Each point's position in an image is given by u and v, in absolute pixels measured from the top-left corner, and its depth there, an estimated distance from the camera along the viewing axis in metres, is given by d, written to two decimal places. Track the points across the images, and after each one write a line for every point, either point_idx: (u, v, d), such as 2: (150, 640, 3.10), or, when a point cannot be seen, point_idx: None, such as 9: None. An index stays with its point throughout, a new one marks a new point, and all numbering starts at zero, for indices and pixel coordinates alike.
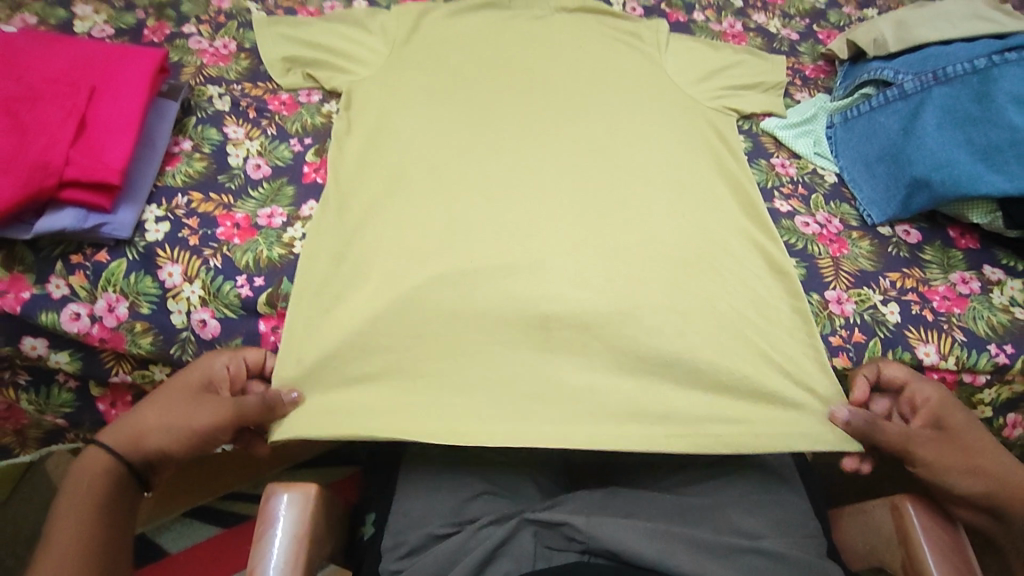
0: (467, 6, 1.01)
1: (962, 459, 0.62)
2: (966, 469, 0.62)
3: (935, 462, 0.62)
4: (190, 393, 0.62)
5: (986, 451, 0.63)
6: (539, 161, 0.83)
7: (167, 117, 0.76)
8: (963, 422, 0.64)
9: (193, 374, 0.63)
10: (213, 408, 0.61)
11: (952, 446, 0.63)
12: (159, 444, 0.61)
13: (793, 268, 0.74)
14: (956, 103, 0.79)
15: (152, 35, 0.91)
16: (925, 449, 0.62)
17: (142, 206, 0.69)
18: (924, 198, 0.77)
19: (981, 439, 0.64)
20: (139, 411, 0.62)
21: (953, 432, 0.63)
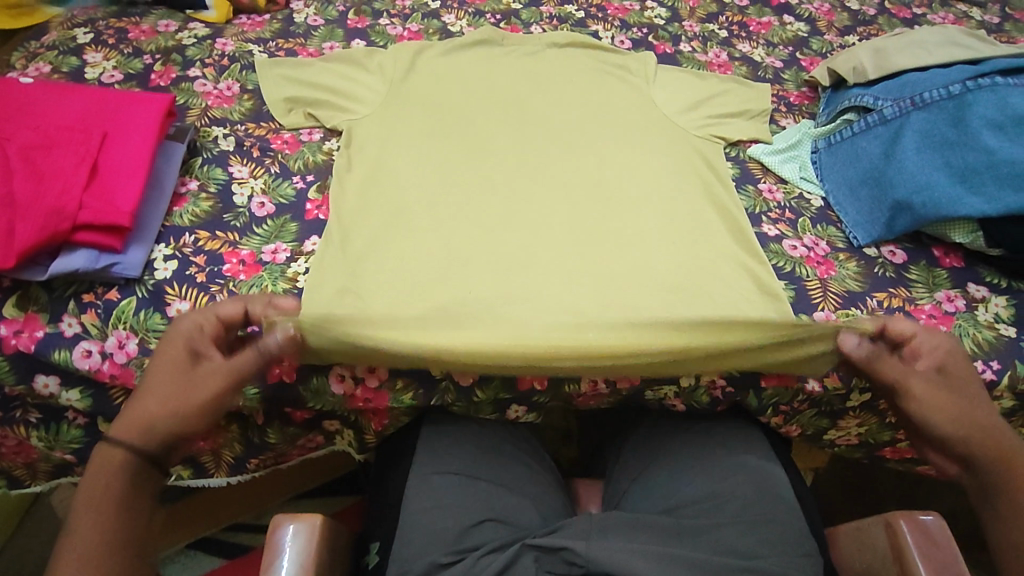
0: (461, 45, 1.07)
1: (954, 406, 0.63)
2: (951, 417, 0.63)
3: (925, 403, 0.64)
4: (182, 370, 0.60)
5: (982, 404, 0.63)
6: (534, 191, 0.86)
7: (174, 159, 0.79)
8: (962, 375, 0.64)
9: (174, 350, 0.60)
10: (211, 378, 0.60)
11: (948, 391, 0.64)
12: (175, 426, 0.59)
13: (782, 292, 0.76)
14: (934, 128, 0.82)
15: (159, 79, 0.95)
16: (918, 387, 0.64)
17: (151, 245, 0.71)
18: (907, 219, 0.79)
19: (980, 395, 0.64)
20: (135, 404, 0.58)
21: (953, 381, 0.64)
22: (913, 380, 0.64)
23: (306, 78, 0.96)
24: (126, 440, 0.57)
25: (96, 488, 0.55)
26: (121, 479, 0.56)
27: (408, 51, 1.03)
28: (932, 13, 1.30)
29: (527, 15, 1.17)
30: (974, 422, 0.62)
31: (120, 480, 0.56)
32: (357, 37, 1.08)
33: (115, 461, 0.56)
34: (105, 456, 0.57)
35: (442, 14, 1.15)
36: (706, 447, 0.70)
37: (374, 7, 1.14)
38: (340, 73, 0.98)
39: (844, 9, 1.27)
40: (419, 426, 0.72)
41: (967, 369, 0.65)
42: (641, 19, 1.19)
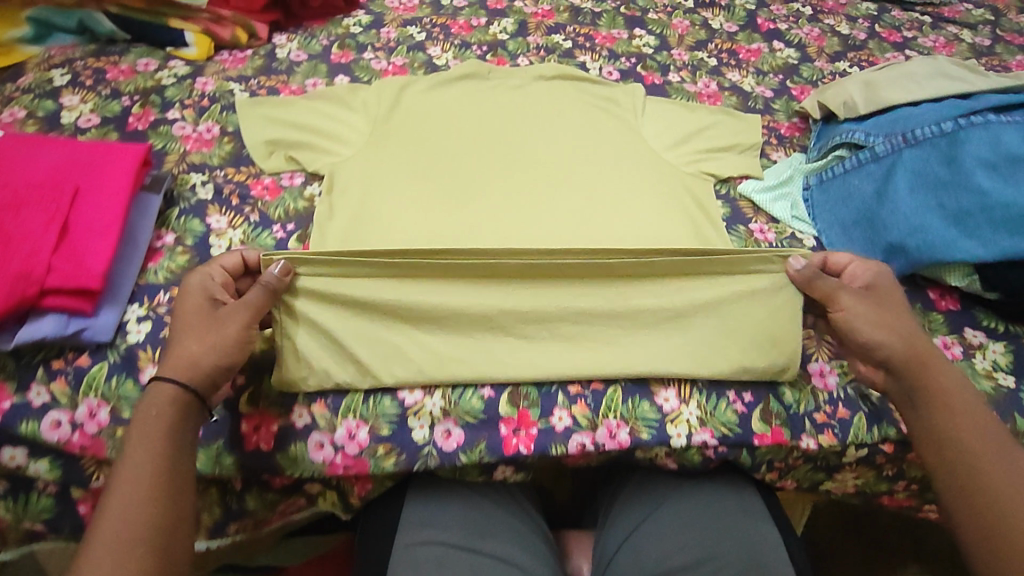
0: (446, 79, 1.05)
1: (877, 315, 0.66)
2: (881, 324, 0.65)
3: (854, 313, 0.66)
4: (207, 314, 0.63)
5: (906, 318, 0.67)
6: (520, 234, 0.84)
7: (149, 211, 0.77)
8: (890, 295, 0.68)
9: (194, 301, 0.64)
10: (232, 313, 0.63)
11: (874, 304, 0.67)
12: (216, 361, 0.61)
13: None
14: (927, 166, 0.80)
15: (137, 122, 0.93)
16: (850, 296, 0.66)
17: (124, 306, 0.69)
18: (901, 262, 0.78)
19: (903, 310, 0.68)
20: (174, 349, 0.61)
21: (877, 295, 0.68)
22: (846, 291, 0.67)
23: (288, 117, 0.94)
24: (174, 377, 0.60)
25: (146, 425, 0.58)
26: (171, 413, 0.59)
27: (392, 86, 1.01)
28: (922, 36, 1.29)
29: (513, 46, 1.15)
30: (895, 329, 0.66)
31: (169, 418, 0.59)
32: (340, 72, 1.07)
33: (164, 394, 0.59)
34: (153, 397, 0.59)
35: (428, 47, 1.13)
36: (698, 508, 0.69)
37: (358, 41, 1.13)
38: (322, 111, 0.96)
39: (834, 33, 1.26)
40: (404, 491, 0.70)
41: (894, 291, 0.69)
42: (629, 48, 1.17)
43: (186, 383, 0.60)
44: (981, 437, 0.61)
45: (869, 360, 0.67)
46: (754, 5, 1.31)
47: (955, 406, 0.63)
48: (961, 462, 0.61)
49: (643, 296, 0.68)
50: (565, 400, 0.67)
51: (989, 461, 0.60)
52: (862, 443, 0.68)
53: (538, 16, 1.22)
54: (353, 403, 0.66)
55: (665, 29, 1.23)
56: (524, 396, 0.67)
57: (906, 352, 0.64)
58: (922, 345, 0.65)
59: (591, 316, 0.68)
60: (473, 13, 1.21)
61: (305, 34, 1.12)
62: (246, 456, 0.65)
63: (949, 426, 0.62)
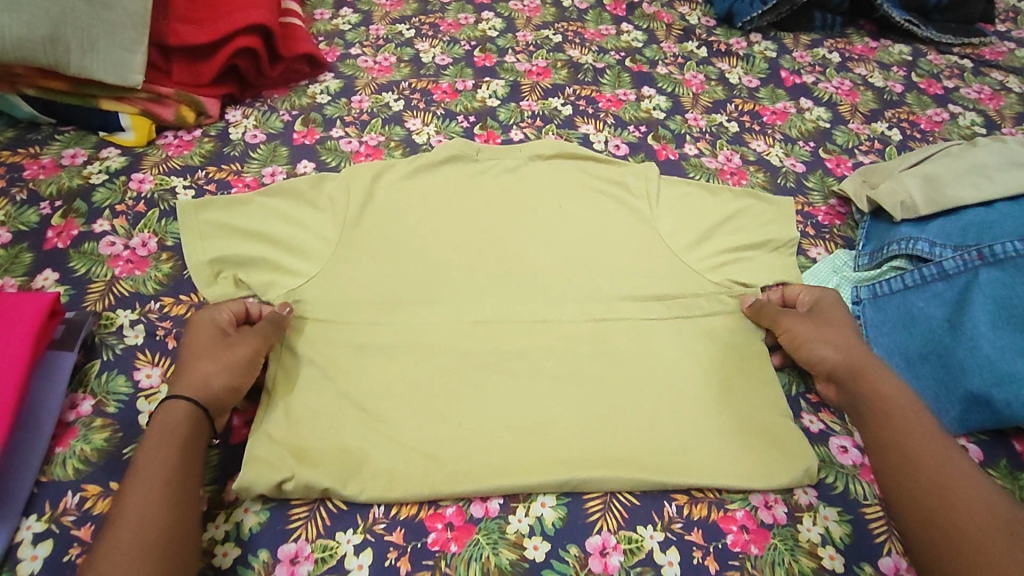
0: (428, 163, 0.87)
1: (817, 330, 0.69)
2: (822, 340, 0.68)
3: (799, 331, 0.69)
4: (218, 340, 0.64)
5: (852, 335, 0.68)
6: (521, 377, 0.68)
7: (58, 377, 0.62)
8: (835, 316, 0.71)
9: (205, 331, 0.65)
10: (243, 339, 0.65)
11: (818, 322, 0.70)
12: (226, 381, 0.62)
13: (820, 543, 0.60)
14: (1013, 293, 0.67)
15: (56, 238, 0.77)
16: (791, 317, 0.71)
17: (17, 521, 0.55)
18: (984, 416, 0.64)
19: (849, 328, 0.70)
20: (185, 369, 0.62)
21: (819, 314, 0.71)
22: (786, 314, 0.71)
23: (240, 223, 0.78)
24: (188, 394, 0.59)
25: (156, 443, 0.56)
26: (183, 431, 0.57)
27: (363, 176, 0.83)
28: (965, 85, 1.14)
29: (505, 114, 1.00)
30: (838, 340, 0.68)
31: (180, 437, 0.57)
32: (304, 156, 0.91)
33: (174, 411, 0.58)
34: (167, 413, 0.58)
35: (406, 119, 0.98)
36: None
37: (326, 113, 0.97)
38: (281, 212, 0.79)
39: (867, 86, 1.11)
40: None
41: (840, 314, 0.72)
42: (638, 113, 1.02)
43: (197, 398, 0.59)
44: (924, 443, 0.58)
45: (824, 376, 0.68)
46: (774, 52, 1.16)
47: (897, 415, 0.60)
48: (907, 470, 0.57)
49: (613, 334, 0.72)
50: None
51: (933, 471, 0.56)
52: None
53: (533, 76, 1.07)
54: None
55: (677, 86, 1.08)
56: None
57: (849, 363, 0.66)
58: (865, 355, 0.66)
59: (593, 425, 0.65)
60: (459, 74, 1.06)
61: (263, 107, 0.97)
62: None
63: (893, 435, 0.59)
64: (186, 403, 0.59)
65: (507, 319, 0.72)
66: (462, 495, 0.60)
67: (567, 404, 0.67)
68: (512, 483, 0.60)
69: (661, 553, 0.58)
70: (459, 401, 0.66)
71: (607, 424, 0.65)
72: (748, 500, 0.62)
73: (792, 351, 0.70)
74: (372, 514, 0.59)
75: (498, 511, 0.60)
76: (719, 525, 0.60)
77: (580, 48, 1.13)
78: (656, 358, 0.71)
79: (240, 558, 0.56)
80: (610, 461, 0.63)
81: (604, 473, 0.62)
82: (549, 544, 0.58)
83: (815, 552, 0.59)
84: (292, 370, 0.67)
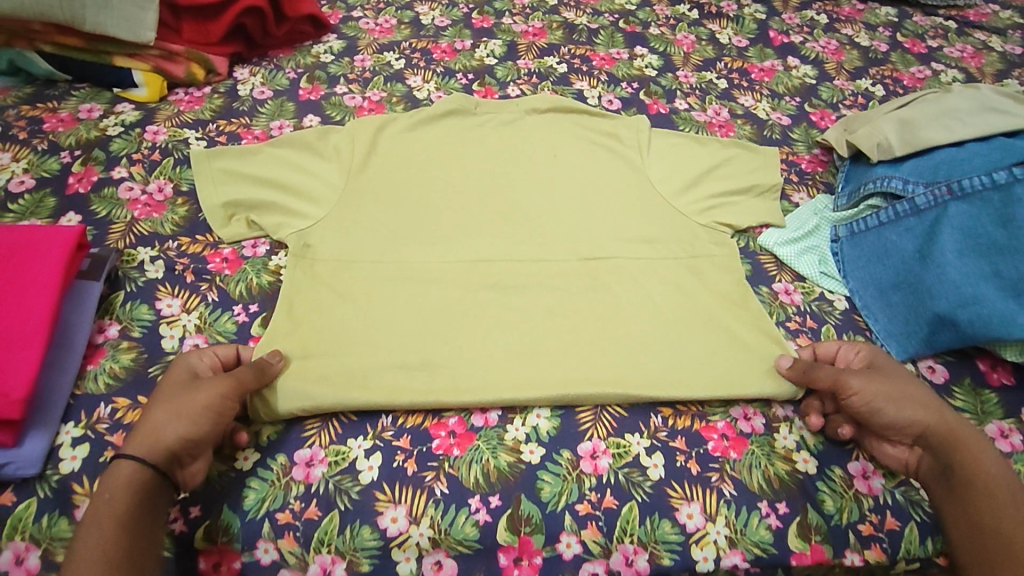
0: (428, 116, 0.91)
1: (893, 389, 0.62)
2: (899, 401, 0.62)
3: (871, 392, 0.62)
4: (183, 386, 0.60)
5: (920, 391, 0.63)
6: (518, 306, 0.73)
7: (86, 304, 0.67)
8: (893, 371, 0.65)
9: (175, 378, 0.61)
10: (207, 384, 0.59)
11: (882, 377, 0.63)
12: (179, 433, 0.56)
13: (795, 449, 0.65)
14: (977, 226, 0.72)
15: (77, 183, 0.82)
16: (859, 378, 0.63)
17: (56, 427, 0.60)
18: (950, 336, 0.69)
19: (912, 382, 0.64)
20: (143, 423, 0.57)
21: (885, 371, 0.65)
22: (851, 372, 0.63)
23: (248, 169, 0.81)
24: (137, 453, 0.55)
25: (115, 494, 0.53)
26: (133, 490, 0.53)
27: (366, 126, 0.87)
28: (948, 45, 1.17)
29: (502, 72, 1.04)
30: (920, 400, 0.62)
31: (127, 505, 0.53)
32: (310, 111, 0.95)
33: (126, 473, 0.54)
34: (112, 474, 0.54)
35: (407, 76, 1.02)
36: None
37: (330, 72, 1.01)
38: (290, 160, 0.82)
39: (853, 45, 1.15)
40: None
41: (894, 367, 0.66)
42: (631, 70, 1.06)
43: (144, 455, 0.55)
44: (1016, 506, 0.55)
45: (900, 438, 0.62)
46: (764, 14, 1.20)
47: (994, 482, 0.57)
48: (990, 525, 0.55)
49: (603, 267, 0.77)
50: (574, 523, 0.59)
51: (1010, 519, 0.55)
52: (914, 558, 0.60)
53: (529, 36, 1.11)
54: (326, 535, 0.57)
55: (669, 46, 1.11)
56: (525, 521, 0.59)
57: (929, 424, 0.61)
58: (951, 414, 0.61)
59: (586, 344, 0.70)
60: (457, 34, 1.09)
61: (269, 66, 1.01)
62: None
63: (982, 494, 0.56)
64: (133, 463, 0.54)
65: (504, 255, 0.77)
66: (463, 407, 0.65)
67: (561, 329, 0.71)
68: (510, 395, 0.65)
69: (646, 456, 0.63)
70: (460, 327, 0.71)
71: (598, 345, 0.70)
72: (728, 412, 0.67)
73: (860, 415, 0.63)
74: (380, 423, 0.64)
75: (497, 421, 0.65)
76: (700, 433, 0.65)
77: (575, 10, 1.16)
78: (644, 290, 0.75)
79: (260, 462, 0.61)
80: (599, 377, 0.67)
81: (594, 387, 0.66)
82: (544, 449, 0.63)
83: (789, 457, 0.64)
84: (303, 300, 0.72)
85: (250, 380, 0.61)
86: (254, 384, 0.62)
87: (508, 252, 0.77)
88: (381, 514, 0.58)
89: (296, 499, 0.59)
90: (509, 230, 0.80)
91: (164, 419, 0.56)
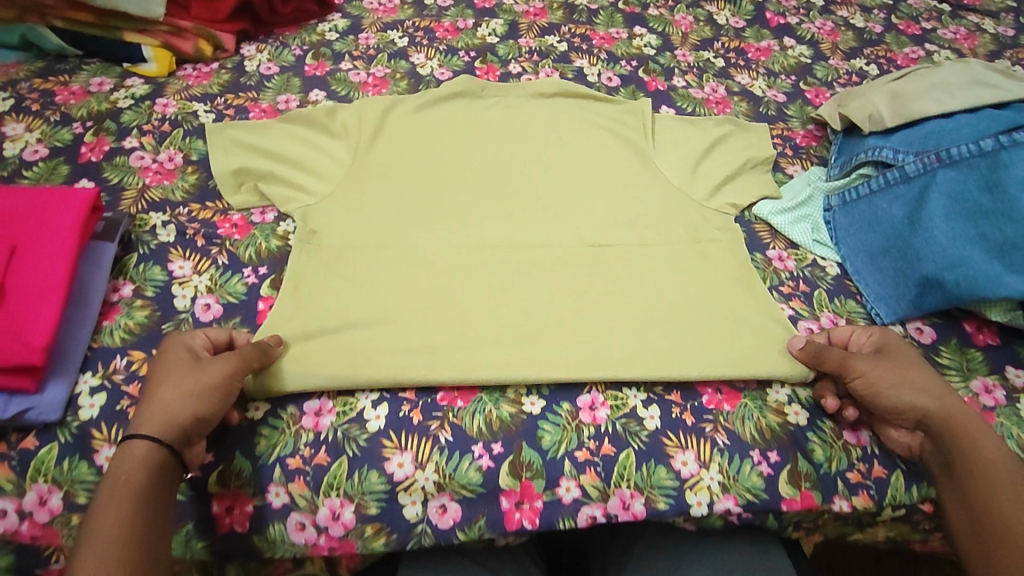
0: (435, 97, 0.91)
1: (898, 374, 0.63)
2: (901, 385, 0.62)
3: (875, 375, 0.62)
4: (187, 365, 0.59)
5: (926, 377, 0.63)
6: (520, 267, 0.74)
7: (102, 263, 0.69)
8: (903, 356, 0.65)
9: (176, 358, 0.60)
10: (214, 364, 0.59)
11: (889, 361, 0.64)
12: (191, 412, 0.57)
13: (787, 403, 0.67)
14: (965, 191, 0.74)
15: (90, 152, 0.84)
16: (865, 362, 0.63)
17: (75, 376, 0.62)
18: (937, 297, 0.72)
19: (920, 368, 0.64)
20: (151, 404, 0.57)
21: (893, 354, 0.65)
22: (856, 356, 0.64)
23: (260, 142, 0.83)
24: (149, 433, 0.55)
25: (129, 479, 0.53)
26: (147, 473, 0.53)
27: (375, 107, 0.88)
28: (942, 27, 1.19)
29: (504, 50, 1.06)
30: (923, 385, 0.63)
31: (142, 486, 0.53)
32: (315, 86, 0.97)
33: (139, 455, 0.54)
34: (124, 457, 0.54)
35: (411, 54, 1.04)
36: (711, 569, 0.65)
37: (335, 49, 1.03)
38: (301, 136, 0.85)
39: (848, 27, 1.17)
40: (397, 563, 0.66)
41: (905, 351, 0.66)
42: (630, 49, 1.08)
43: (157, 436, 0.55)
44: (1016, 493, 0.56)
45: (902, 423, 0.63)
46: None
47: (994, 470, 0.57)
48: (983, 507, 0.57)
49: (603, 230, 0.79)
50: (573, 469, 0.61)
51: (1011, 506, 0.55)
52: (898, 504, 0.64)
53: (530, 16, 1.12)
54: (335, 479, 0.60)
55: (667, 26, 1.13)
56: (527, 466, 0.61)
57: (933, 409, 0.61)
58: (953, 400, 0.62)
59: (585, 303, 0.72)
60: (460, 14, 1.11)
61: (275, 43, 1.03)
62: (219, 540, 0.59)
63: (982, 481, 0.57)
64: (146, 443, 0.54)
65: (507, 221, 0.79)
66: (467, 383, 0.65)
67: (562, 288, 0.73)
68: (512, 350, 0.67)
69: (643, 408, 0.65)
70: (462, 285, 0.73)
71: (599, 303, 0.72)
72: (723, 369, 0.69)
73: (862, 398, 0.63)
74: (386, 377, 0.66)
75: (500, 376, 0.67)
76: (696, 387, 0.67)
77: None
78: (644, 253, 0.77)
79: (269, 412, 0.63)
80: (599, 334, 0.69)
81: (594, 344, 0.69)
82: (544, 401, 0.65)
83: (781, 410, 0.66)
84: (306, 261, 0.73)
85: (255, 359, 0.62)
86: (258, 362, 0.62)
87: (511, 218, 0.79)
88: (388, 459, 0.61)
89: (306, 446, 0.61)
90: (512, 199, 0.82)
91: (173, 400, 0.56)
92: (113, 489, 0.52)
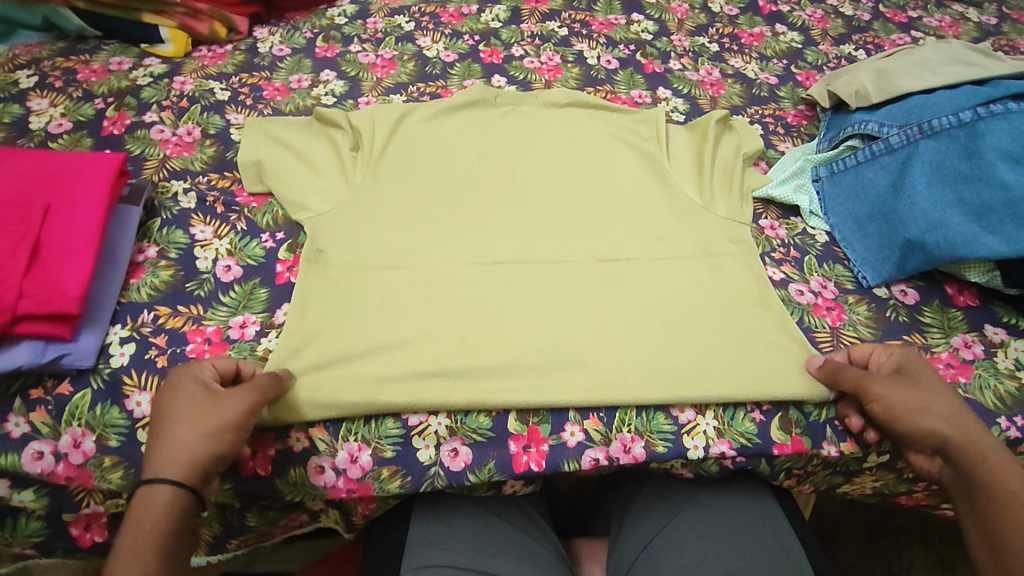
0: (451, 106, 0.89)
1: (915, 399, 0.63)
2: (918, 411, 0.62)
3: (892, 401, 0.63)
4: (203, 401, 0.58)
5: (946, 401, 0.63)
6: (525, 231, 0.78)
7: (130, 225, 0.73)
8: (925, 378, 0.65)
9: (189, 392, 0.58)
10: (230, 400, 0.58)
11: (908, 386, 0.64)
12: (210, 451, 0.56)
13: None
14: (946, 159, 0.78)
15: (112, 126, 0.87)
16: (881, 387, 0.63)
17: (106, 328, 0.66)
18: (919, 259, 0.76)
19: (941, 391, 0.64)
20: (169, 443, 0.55)
21: (913, 376, 0.65)
22: (874, 379, 0.64)
23: (283, 140, 0.83)
24: (171, 476, 0.54)
25: (155, 521, 0.53)
26: (173, 514, 0.53)
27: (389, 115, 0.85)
28: (928, 15, 1.24)
29: (507, 35, 1.10)
30: (942, 411, 0.62)
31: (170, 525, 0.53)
32: (326, 66, 1.01)
33: (164, 499, 0.53)
34: (147, 503, 0.53)
35: (417, 37, 1.08)
36: (707, 512, 0.70)
37: (344, 32, 1.07)
38: (324, 137, 0.84)
39: (838, 15, 1.22)
40: (411, 508, 0.70)
41: (926, 371, 0.66)
42: (628, 34, 1.12)
43: (180, 479, 0.54)
44: None
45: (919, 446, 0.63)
46: None
47: (1009, 495, 0.58)
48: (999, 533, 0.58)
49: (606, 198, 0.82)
50: (577, 416, 0.66)
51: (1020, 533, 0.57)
52: (882, 449, 0.68)
53: (532, 2, 1.16)
54: (354, 424, 0.64)
55: (664, 13, 1.18)
56: (533, 412, 0.66)
57: (951, 436, 0.61)
58: (973, 427, 0.61)
59: (588, 265, 0.75)
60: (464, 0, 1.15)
61: (287, 27, 1.07)
62: (244, 481, 0.63)
63: (994, 505, 0.58)
64: (169, 487, 0.54)
65: (513, 188, 0.82)
66: (472, 380, 0.66)
67: (566, 250, 0.76)
68: (519, 308, 0.71)
69: None
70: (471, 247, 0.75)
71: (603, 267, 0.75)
72: None
73: (879, 421, 0.64)
74: None
75: None
76: None
77: None
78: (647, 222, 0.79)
79: None
80: (602, 292, 0.73)
81: (598, 302, 0.72)
82: None
83: None
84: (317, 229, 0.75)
85: (271, 391, 0.60)
86: (274, 392, 0.61)
87: (516, 185, 0.82)
88: None
89: None
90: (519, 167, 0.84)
91: (193, 442, 0.55)
92: (141, 531, 0.52)
